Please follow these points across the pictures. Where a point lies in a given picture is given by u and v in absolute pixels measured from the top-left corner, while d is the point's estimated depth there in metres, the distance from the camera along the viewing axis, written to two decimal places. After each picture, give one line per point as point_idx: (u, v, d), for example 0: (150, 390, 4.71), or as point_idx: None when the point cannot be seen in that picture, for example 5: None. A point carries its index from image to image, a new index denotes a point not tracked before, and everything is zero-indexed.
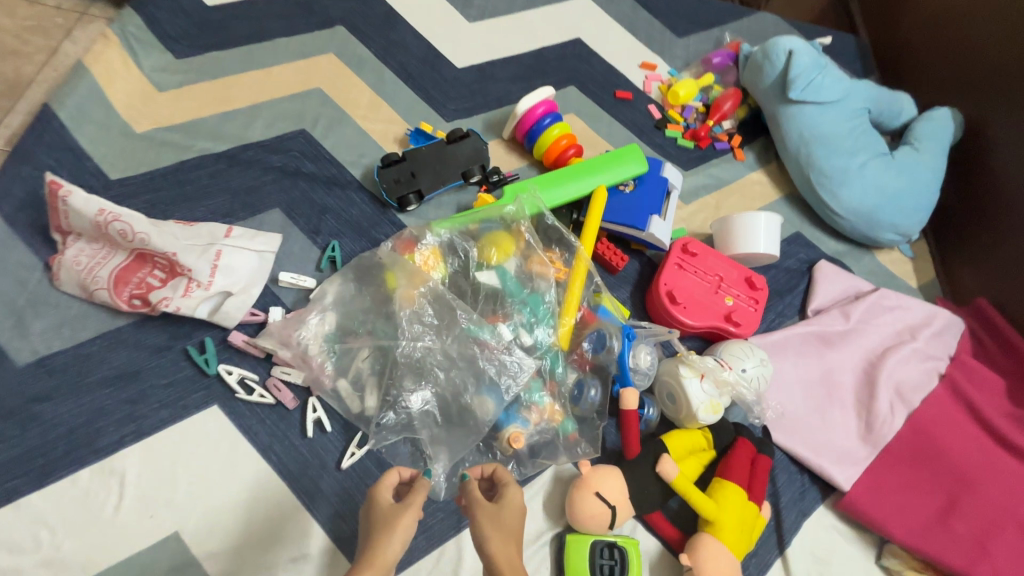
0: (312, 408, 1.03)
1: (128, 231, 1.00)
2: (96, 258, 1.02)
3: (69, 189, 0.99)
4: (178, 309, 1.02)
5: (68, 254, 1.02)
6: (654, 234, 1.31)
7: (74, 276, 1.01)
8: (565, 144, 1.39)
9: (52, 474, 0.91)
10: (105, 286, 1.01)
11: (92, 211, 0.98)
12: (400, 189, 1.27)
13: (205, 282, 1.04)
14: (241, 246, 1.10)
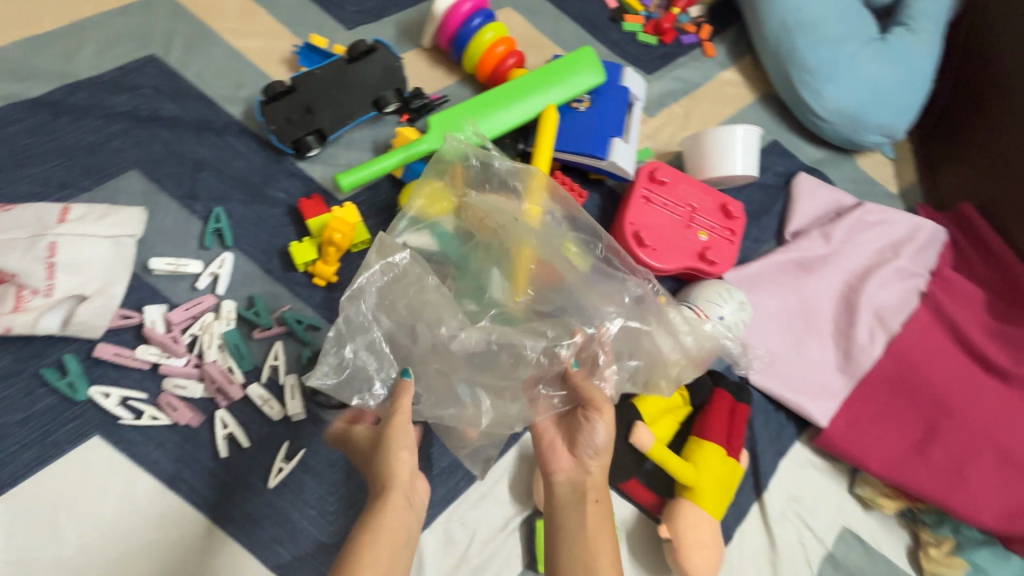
0: (222, 423, 0.86)
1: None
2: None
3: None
4: (10, 328, 0.78)
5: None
6: (616, 162, 1.09)
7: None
8: (501, 52, 1.11)
9: None
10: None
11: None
12: (294, 130, 0.99)
13: (43, 288, 0.80)
14: (85, 234, 0.84)
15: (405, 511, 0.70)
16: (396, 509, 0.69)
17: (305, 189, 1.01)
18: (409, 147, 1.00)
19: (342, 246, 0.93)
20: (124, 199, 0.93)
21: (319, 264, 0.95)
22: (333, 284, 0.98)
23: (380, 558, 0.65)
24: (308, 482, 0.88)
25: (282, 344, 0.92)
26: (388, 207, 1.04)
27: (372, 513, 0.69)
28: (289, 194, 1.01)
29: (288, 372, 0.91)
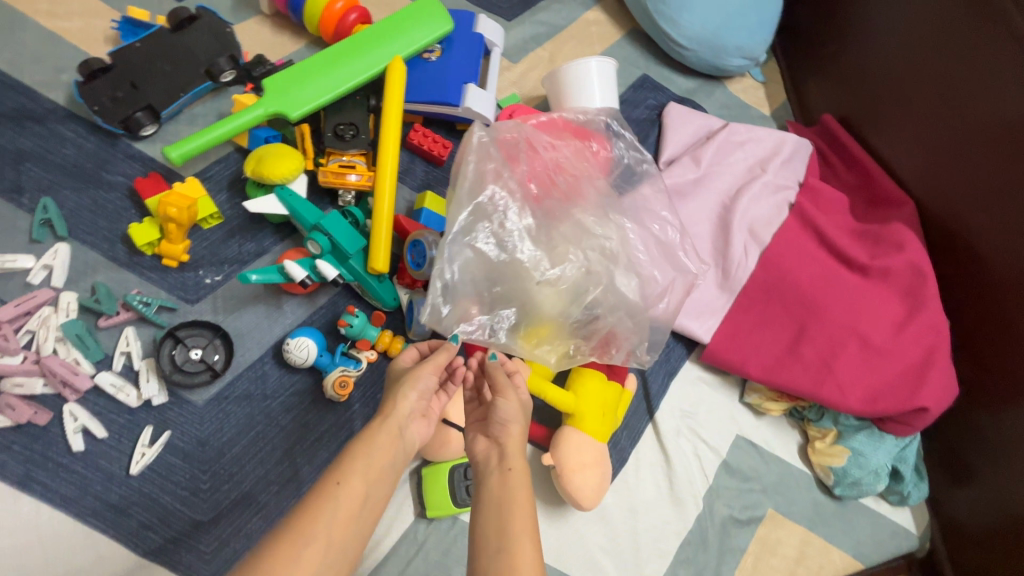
0: (71, 417, 0.82)
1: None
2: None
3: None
4: None
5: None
6: (472, 107, 1.08)
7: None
8: (341, 8, 1.08)
9: None
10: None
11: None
12: (120, 108, 0.94)
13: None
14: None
15: (394, 440, 0.75)
16: (389, 440, 0.74)
17: (145, 169, 0.97)
18: (247, 112, 0.96)
19: (183, 221, 0.90)
20: None
21: (164, 243, 0.92)
22: (186, 263, 0.95)
23: (361, 475, 0.69)
24: (177, 464, 0.86)
25: (132, 329, 0.88)
26: (239, 179, 1.01)
27: (369, 434, 0.74)
28: (129, 177, 0.96)
29: (144, 356, 0.88)
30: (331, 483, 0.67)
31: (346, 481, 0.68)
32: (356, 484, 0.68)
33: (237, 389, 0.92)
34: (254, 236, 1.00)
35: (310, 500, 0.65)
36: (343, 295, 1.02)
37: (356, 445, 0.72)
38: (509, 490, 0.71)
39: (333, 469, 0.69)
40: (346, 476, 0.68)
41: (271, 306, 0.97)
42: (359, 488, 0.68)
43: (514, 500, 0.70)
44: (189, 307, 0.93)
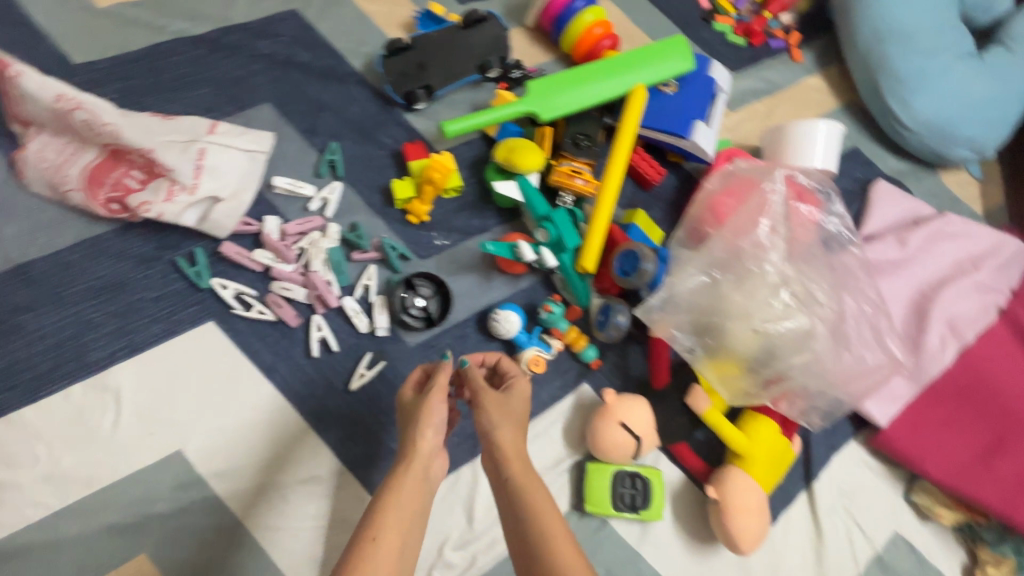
0: (317, 326, 0.95)
1: (93, 122, 0.85)
2: (62, 158, 0.90)
3: (16, 68, 0.83)
4: (162, 216, 0.91)
5: (32, 150, 0.90)
6: (697, 143, 1.14)
7: (41, 176, 0.90)
8: (599, 34, 1.19)
9: (43, 388, 0.85)
10: (77, 190, 0.90)
11: (49, 96, 0.84)
12: (407, 83, 1.10)
13: (192, 185, 0.92)
14: (231, 147, 0.96)
15: (420, 482, 0.75)
16: (408, 480, 0.74)
17: (408, 137, 1.12)
18: (508, 106, 1.08)
19: (439, 186, 1.03)
20: (258, 126, 1.06)
21: (415, 202, 1.05)
22: (424, 223, 1.07)
23: (393, 517, 0.70)
24: (384, 394, 0.96)
25: (375, 268, 1.01)
26: (478, 162, 1.13)
27: (396, 474, 0.74)
28: (395, 140, 1.11)
29: (378, 292, 1.01)
30: (368, 542, 0.66)
31: (380, 534, 0.67)
32: (393, 533, 0.68)
33: (441, 342, 1.01)
34: (480, 214, 1.11)
35: (350, 558, 0.65)
36: (542, 285, 1.09)
37: (379, 493, 0.72)
38: (539, 508, 0.73)
39: (372, 522, 0.69)
40: (381, 530, 0.68)
41: (481, 278, 1.07)
42: (394, 528, 0.69)
43: (541, 518, 0.72)
44: (417, 261, 1.05)
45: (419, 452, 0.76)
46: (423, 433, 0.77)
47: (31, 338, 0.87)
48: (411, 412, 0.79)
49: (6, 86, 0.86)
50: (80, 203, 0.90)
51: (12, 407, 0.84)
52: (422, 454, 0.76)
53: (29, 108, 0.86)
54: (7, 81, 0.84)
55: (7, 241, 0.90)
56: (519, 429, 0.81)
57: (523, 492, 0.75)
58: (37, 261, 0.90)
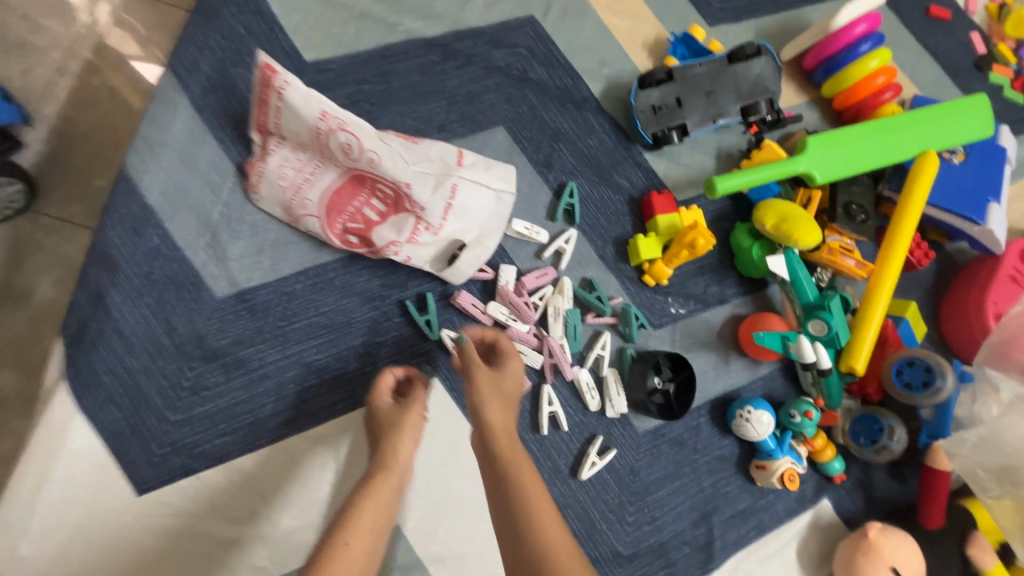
0: (548, 400, 0.83)
1: (352, 147, 0.76)
2: (303, 177, 0.80)
3: (285, 80, 0.73)
4: (408, 259, 0.81)
5: (272, 165, 0.80)
6: (993, 231, 0.95)
7: (276, 195, 0.81)
8: (881, 83, 1.00)
9: (263, 436, 0.78)
10: (315, 215, 0.80)
11: (312, 113, 0.74)
12: (659, 120, 0.95)
13: (437, 225, 0.81)
14: (482, 183, 0.82)
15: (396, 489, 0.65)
16: (390, 479, 0.65)
17: (648, 181, 0.97)
18: (784, 162, 0.90)
19: (697, 252, 0.87)
20: (490, 153, 0.93)
21: (659, 263, 0.91)
22: (660, 285, 0.93)
23: (375, 513, 0.62)
24: (611, 485, 0.85)
25: (609, 335, 0.88)
26: (722, 220, 0.98)
27: (372, 477, 0.65)
28: (633, 184, 0.97)
29: (611, 364, 0.88)
30: (338, 546, 0.57)
31: (353, 538, 0.58)
32: (368, 534, 0.59)
33: (674, 432, 0.88)
34: (720, 280, 0.96)
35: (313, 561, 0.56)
36: (782, 374, 0.95)
37: (357, 492, 0.64)
38: (536, 497, 0.61)
39: (335, 527, 0.59)
40: (350, 533, 0.58)
41: (719, 359, 0.93)
42: (368, 525, 0.60)
43: (533, 509, 0.60)
44: (652, 331, 0.91)
45: (392, 452, 0.68)
46: (403, 438, 0.69)
47: (254, 377, 0.79)
48: (393, 427, 0.71)
49: (265, 94, 0.75)
50: (315, 228, 0.81)
51: (233, 453, 0.76)
52: (388, 455, 0.68)
53: (281, 120, 0.76)
54: (269, 92, 0.74)
55: (234, 263, 0.81)
56: (510, 409, 0.71)
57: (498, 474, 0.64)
58: (260, 288, 0.81)
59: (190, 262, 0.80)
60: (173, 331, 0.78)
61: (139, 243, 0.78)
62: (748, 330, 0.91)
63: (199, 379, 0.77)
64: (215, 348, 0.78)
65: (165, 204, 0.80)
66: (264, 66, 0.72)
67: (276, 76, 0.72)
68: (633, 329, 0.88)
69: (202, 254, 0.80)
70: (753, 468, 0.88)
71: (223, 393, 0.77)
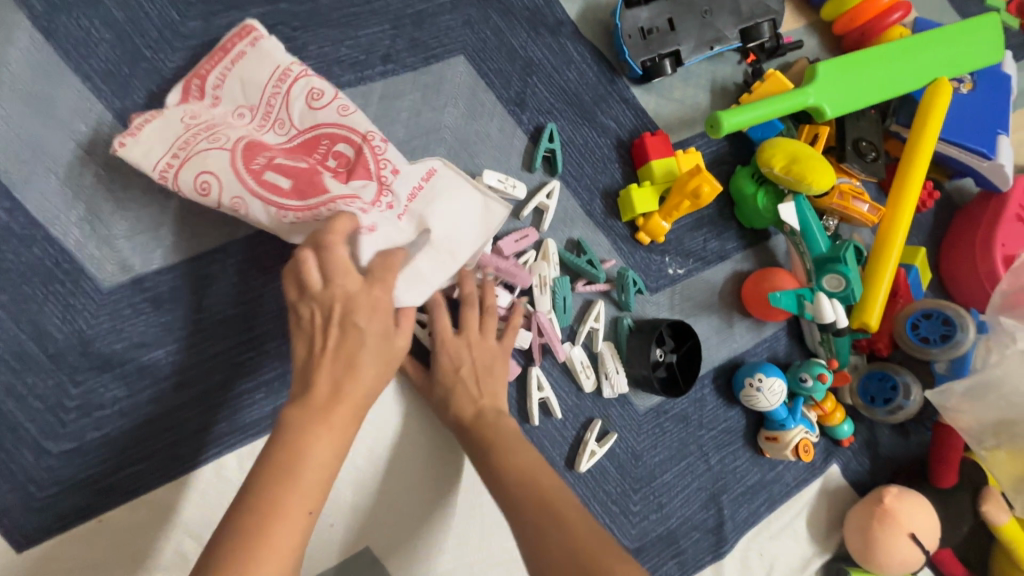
0: (538, 386, 0.71)
1: (318, 91, 0.62)
2: (227, 128, 0.61)
3: (265, 34, 0.64)
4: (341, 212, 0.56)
5: (179, 111, 0.60)
6: (1003, 167, 0.88)
7: (168, 135, 0.59)
8: (887, 4, 0.88)
9: (185, 459, 0.61)
10: (215, 168, 0.57)
11: (287, 59, 0.63)
12: (651, 47, 0.79)
13: (402, 205, 0.60)
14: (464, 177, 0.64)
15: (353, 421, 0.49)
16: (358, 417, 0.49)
17: (637, 121, 0.83)
18: (793, 94, 0.78)
19: (700, 202, 0.75)
20: (449, 90, 0.76)
21: (655, 218, 0.78)
22: (655, 243, 0.81)
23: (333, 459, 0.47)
24: (612, 474, 0.75)
25: (604, 304, 0.76)
26: (720, 165, 0.86)
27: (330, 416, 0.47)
28: (620, 125, 0.82)
29: (605, 337, 0.76)
30: (298, 520, 0.43)
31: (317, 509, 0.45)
32: (320, 487, 0.46)
33: (677, 408, 0.79)
34: (719, 234, 0.85)
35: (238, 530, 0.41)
36: (787, 334, 0.86)
37: (306, 427, 0.46)
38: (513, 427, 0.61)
39: (275, 486, 0.43)
40: (300, 491, 0.44)
41: (722, 322, 0.83)
42: (320, 473, 0.46)
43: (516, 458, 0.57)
44: (649, 297, 0.80)
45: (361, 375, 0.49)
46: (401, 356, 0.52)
47: (167, 387, 0.61)
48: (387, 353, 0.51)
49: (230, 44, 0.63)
50: (220, 177, 0.57)
51: (147, 485, 0.60)
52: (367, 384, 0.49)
53: (234, 72, 0.62)
54: (238, 41, 0.63)
55: (122, 242, 0.62)
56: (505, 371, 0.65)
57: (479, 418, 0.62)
58: (163, 272, 0.63)
59: (58, 243, 0.60)
60: (45, 336, 0.59)
61: None
62: (753, 289, 0.81)
63: (88, 395, 0.59)
64: (107, 354, 0.60)
65: (11, 166, 0.59)
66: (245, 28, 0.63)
67: (258, 30, 0.64)
68: (630, 296, 0.76)
69: (77, 231, 0.61)
70: (762, 440, 0.81)
71: (126, 411, 0.60)
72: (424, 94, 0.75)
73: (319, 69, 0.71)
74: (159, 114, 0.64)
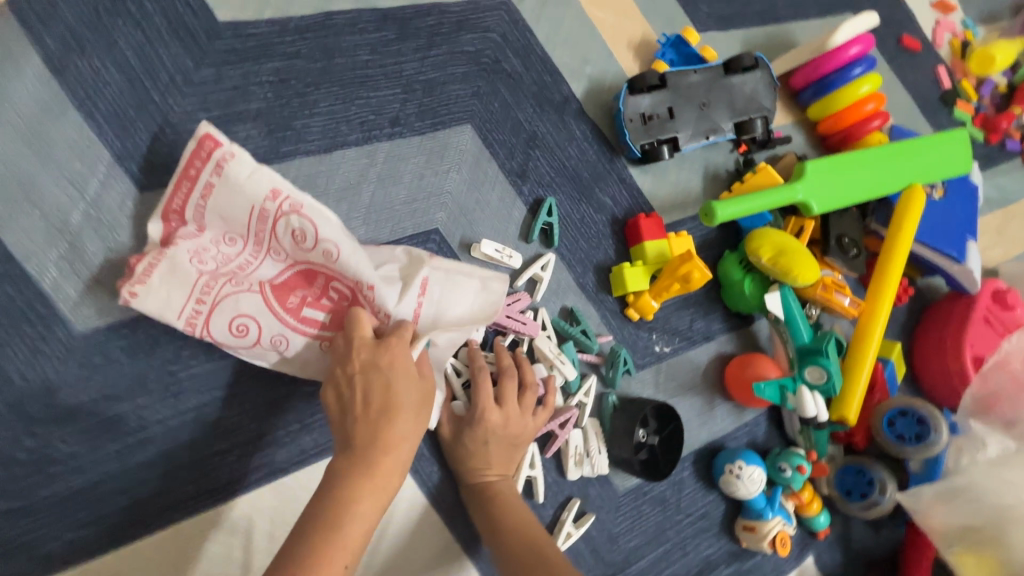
0: (528, 462, 0.70)
1: (306, 233, 0.59)
2: (231, 265, 0.61)
3: (230, 151, 0.58)
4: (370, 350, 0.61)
5: (182, 248, 0.59)
6: (971, 270, 0.94)
7: (183, 280, 0.59)
8: (869, 110, 0.94)
9: (139, 524, 0.57)
10: (250, 312, 0.60)
11: (259, 192, 0.59)
12: (651, 132, 0.83)
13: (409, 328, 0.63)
14: (455, 269, 0.65)
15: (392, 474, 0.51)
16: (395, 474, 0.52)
17: (632, 200, 0.86)
18: (781, 189, 0.82)
19: (691, 286, 0.77)
20: (453, 156, 0.77)
21: (646, 296, 0.79)
22: (644, 320, 0.82)
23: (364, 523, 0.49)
24: (587, 556, 0.73)
25: (593, 379, 0.76)
26: (708, 248, 0.89)
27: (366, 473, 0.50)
28: (616, 202, 0.85)
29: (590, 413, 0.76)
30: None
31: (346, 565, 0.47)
32: (353, 556, 0.48)
33: (657, 490, 0.78)
34: (705, 314, 0.87)
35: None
36: (767, 419, 0.87)
37: (338, 489, 0.49)
38: (516, 519, 0.63)
39: (312, 557, 0.46)
40: (331, 563, 0.47)
41: (704, 403, 0.84)
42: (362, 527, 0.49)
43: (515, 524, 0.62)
44: (636, 374, 0.80)
45: (395, 424, 0.52)
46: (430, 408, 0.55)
47: (129, 444, 0.58)
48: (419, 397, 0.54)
49: (196, 167, 0.58)
50: (258, 320, 0.61)
51: (93, 551, 0.55)
52: (398, 432, 0.52)
53: (209, 205, 0.59)
54: (201, 165, 0.58)
55: (104, 287, 0.60)
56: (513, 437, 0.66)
57: (483, 505, 0.64)
58: (142, 320, 0.60)
59: (36, 283, 0.58)
60: (3, 381, 0.55)
61: None
62: (737, 374, 0.82)
63: (43, 448, 0.55)
64: (70, 404, 0.57)
65: None
66: (207, 137, 0.58)
67: (219, 148, 0.58)
68: (618, 374, 0.76)
69: (58, 270, 0.58)
70: (740, 528, 0.79)
71: (82, 467, 0.56)
72: (429, 158, 0.76)
73: (327, 127, 0.72)
74: (160, 159, 0.64)
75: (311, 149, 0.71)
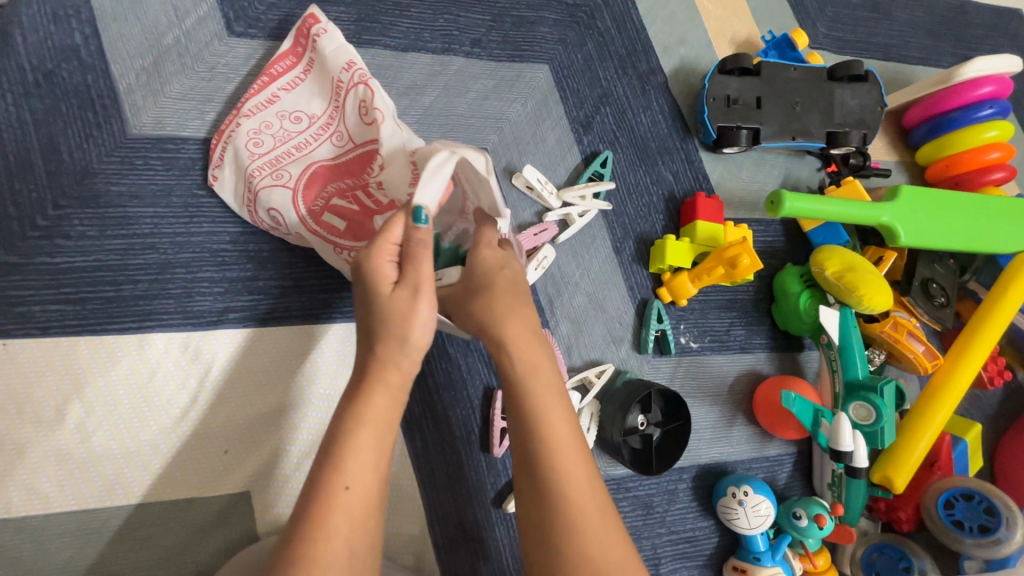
0: None
1: (367, 103, 0.58)
2: (294, 140, 0.61)
3: (324, 27, 0.61)
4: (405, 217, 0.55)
5: (244, 129, 0.60)
6: None
7: (239, 165, 0.60)
8: (994, 159, 0.82)
9: (114, 320, 0.58)
10: (289, 186, 0.59)
11: (338, 63, 0.60)
12: (731, 115, 0.78)
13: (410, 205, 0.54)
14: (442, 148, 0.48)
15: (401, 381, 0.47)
16: None
17: (695, 184, 0.80)
18: (867, 206, 0.72)
19: (736, 273, 0.69)
20: (522, 89, 0.76)
21: (682, 276, 0.72)
22: (675, 305, 0.74)
23: None
24: None
25: (611, 368, 0.69)
26: (770, 257, 0.80)
27: (360, 389, 0.46)
28: (677, 180, 0.80)
29: (594, 397, 0.68)
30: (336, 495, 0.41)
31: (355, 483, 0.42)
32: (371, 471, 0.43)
33: (641, 490, 0.68)
34: (748, 324, 0.77)
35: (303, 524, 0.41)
36: (793, 461, 0.75)
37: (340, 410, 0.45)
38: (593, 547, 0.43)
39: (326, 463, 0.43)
40: (339, 468, 0.42)
41: (722, 418, 0.73)
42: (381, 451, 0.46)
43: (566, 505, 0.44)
44: (651, 358, 0.72)
45: (379, 348, 0.46)
46: (413, 319, 0.46)
47: (135, 245, 0.59)
48: (395, 319, 0.46)
49: (298, 46, 0.63)
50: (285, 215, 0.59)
51: (66, 329, 0.56)
52: (381, 358, 0.46)
53: (307, 80, 0.62)
54: (303, 43, 0.62)
55: (167, 101, 0.63)
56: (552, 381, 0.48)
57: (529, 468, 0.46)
58: (189, 142, 0.63)
59: (112, 80, 0.62)
60: (53, 152, 0.59)
61: (55, 34, 0.61)
62: (767, 393, 0.72)
63: (61, 222, 0.58)
64: (99, 191, 0.59)
65: (108, 4, 0.63)
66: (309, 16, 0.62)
67: (316, 25, 0.61)
68: (648, 334, 0.71)
69: (134, 75, 0.63)
70: (728, 569, 0.68)
71: (87, 250, 0.58)
72: (498, 84, 0.76)
73: (411, 29, 0.74)
74: (255, 11, 0.68)
75: (390, 44, 0.72)
